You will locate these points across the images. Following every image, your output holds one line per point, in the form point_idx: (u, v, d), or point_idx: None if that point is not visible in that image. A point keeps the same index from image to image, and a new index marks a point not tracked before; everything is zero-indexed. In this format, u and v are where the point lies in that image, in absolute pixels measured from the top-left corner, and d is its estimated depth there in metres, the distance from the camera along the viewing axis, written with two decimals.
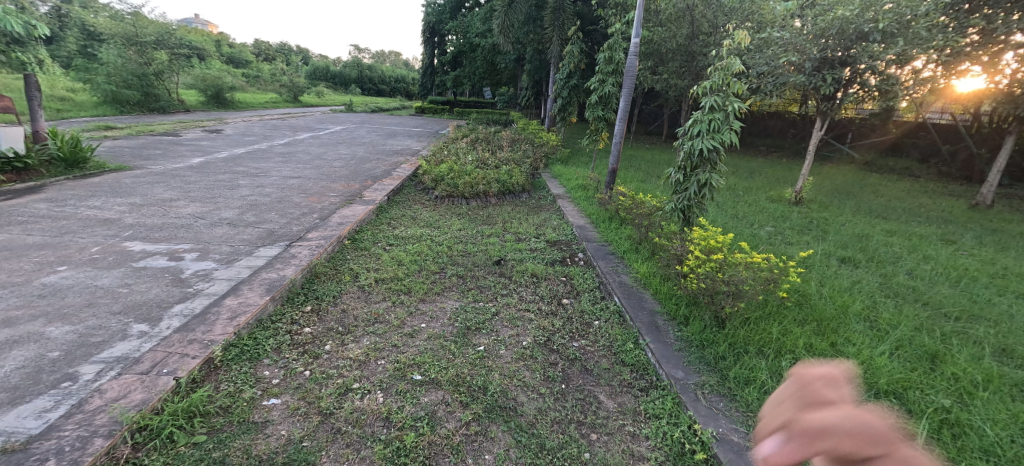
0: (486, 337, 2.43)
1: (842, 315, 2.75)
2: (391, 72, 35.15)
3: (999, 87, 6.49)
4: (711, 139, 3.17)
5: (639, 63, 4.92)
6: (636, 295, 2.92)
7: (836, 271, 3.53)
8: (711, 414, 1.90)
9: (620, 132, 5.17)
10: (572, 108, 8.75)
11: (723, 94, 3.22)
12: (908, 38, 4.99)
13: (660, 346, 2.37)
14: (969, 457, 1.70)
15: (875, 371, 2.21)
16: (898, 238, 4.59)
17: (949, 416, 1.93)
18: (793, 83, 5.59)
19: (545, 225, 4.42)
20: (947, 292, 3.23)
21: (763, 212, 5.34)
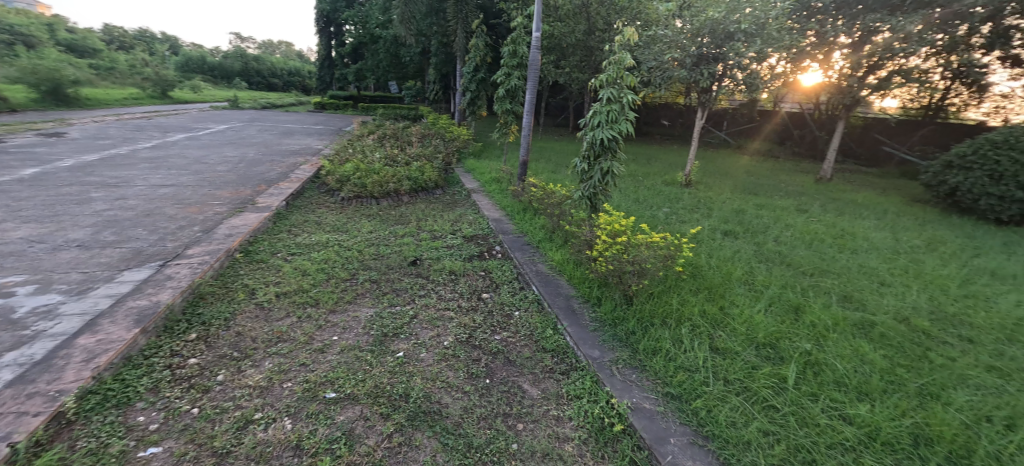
0: (406, 342, 2.34)
1: (727, 281, 3.11)
2: (283, 63, 32.15)
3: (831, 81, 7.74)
4: (610, 129, 3.36)
5: (541, 57, 5.03)
6: (553, 282, 3.02)
7: (720, 244, 3.97)
8: (625, 386, 2.03)
9: (528, 124, 5.26)
10: (480, 101, 8.73)
11: (617, 86, 3.42)
12: (765, 37, 5.71)
13: (577, 328, 2.47)
14: (827, 391, 2.03)
15: (755, 327, 2.53)
16: (767, 210, 5.29)
17: (811, 358, 2.27)
18: (677, 76, 6.15)
19: (460, 220, 4.37)
20: (805, 254, 3.80)
21: (660, 195, 5.82)
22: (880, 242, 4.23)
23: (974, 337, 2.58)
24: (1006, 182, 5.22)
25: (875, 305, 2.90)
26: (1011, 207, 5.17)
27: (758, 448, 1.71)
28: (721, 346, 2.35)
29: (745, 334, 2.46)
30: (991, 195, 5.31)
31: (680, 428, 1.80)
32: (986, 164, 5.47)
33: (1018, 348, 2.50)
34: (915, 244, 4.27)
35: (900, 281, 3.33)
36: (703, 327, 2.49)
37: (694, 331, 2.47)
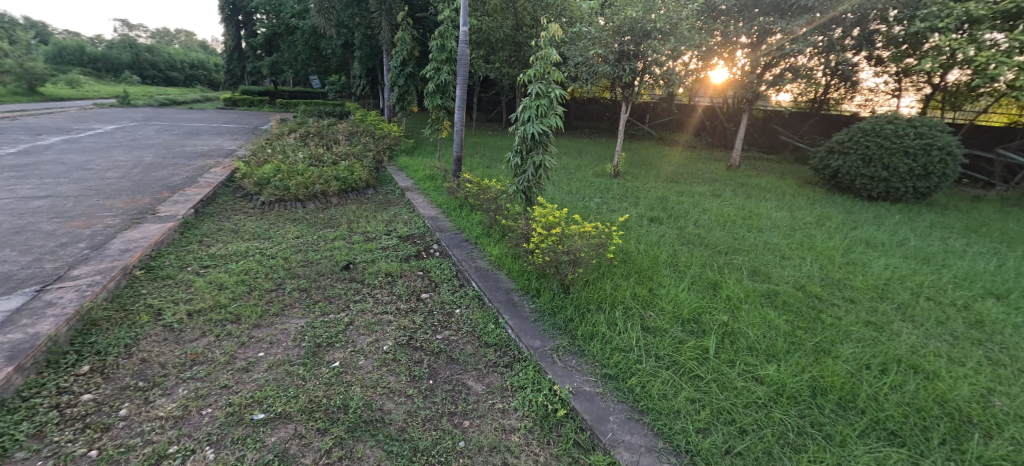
0: (342, 350, 2.24)
1: (655, 264, 3.32)
2: (184, 55, 29.04)
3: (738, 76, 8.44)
4: (540, 124, 3.42)
5: (469, 51, 5.00)
6: (492, 276, 3.05)
7: (646, 229, 4.22)
8: (566, 372, 2.10)
9: (460, 120, 5.21)
10: (410, 97, 8.50)
11: (545, 81, 3.50)
12: (678, 36, 6.13)
13: (517, 321, 2.51)
14: (742, 356, 2.26)
15: (680, 304, 2.73)
16: (687, 196, 5.70)
17: (728, 328, 2.50)
18: (602, 72, 6.40)
19: (395, 220, 4.25)
20: (720, 235, 4.15)
21: (591, 186, 6.05)
22: (781, 221, 4.73)
23: (855, 298, 2.99)
24: (875, 165, 6.06)
25: (778, 276, 3.25)
26: (879, 185, 6.05)
27: (687, 415, 1.86)
28: (651, 325, 2.51)
29: (671, 311, 2.64)
30: (863, 176, 6.15)
31: (618, 406, 1.91)
32: (857, 149, 6.28)
33: (888, 304, 2.93)
34: (808, 220, 4.83)
35: (798, 254, 3.75)
36: (634, 309, 2.64)
37: (627, 313, 2.61)
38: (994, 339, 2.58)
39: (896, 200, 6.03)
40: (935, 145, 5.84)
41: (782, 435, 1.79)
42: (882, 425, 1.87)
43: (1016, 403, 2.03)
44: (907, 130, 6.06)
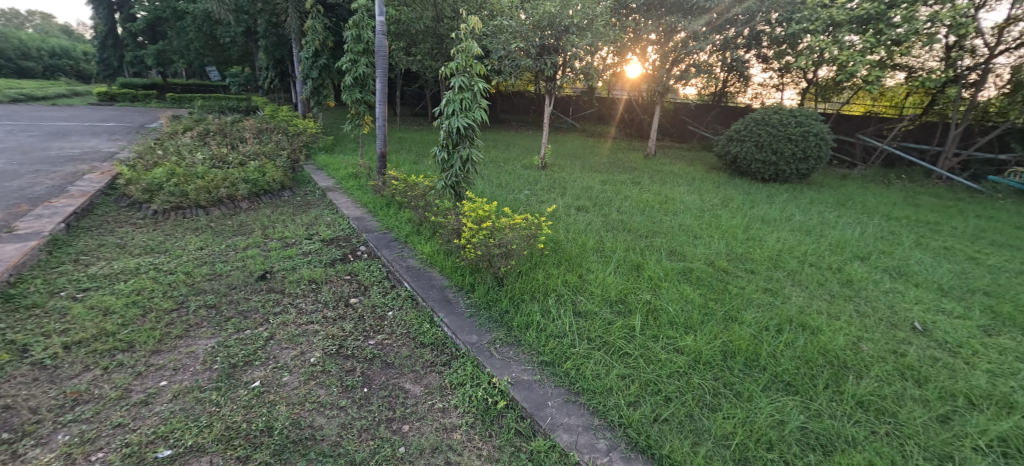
0: (262, 368, 2.07)
1: (583, 251, 3.44)
2: (42, 42, 24.78)
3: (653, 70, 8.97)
4: (465, 117, 3.38)
5: (387, 43, 4.79)
6: (425, 275, 2.98)
7: (574, 218, 4.36)
8: (504, 364, 2.12)
9: (382, 114, 5.00)
10: (325, 91, 8.01)
11: (468, 74, 3.45)
12: (595, 31, 6.36)
13: (453, 318, 2.48)
14: (664, 330, 2.43)
15: (608, 287, 2.86)
16: (610, 185, 5.97)
17: (651, 306, 2.68)
18: (524, 66, 6.46)
19: (316, 223, 3.99)
20: (641, 219, 4.41)
21: (520, 178, 6.13)
22: (692, 204, 5.14)
23: (755, 269, 3.35)
24: (766, 150, 6.76)
25: (692, 255, 3.53)
26: (770, 168, 6.78)
27: (618, 391, 1.96)
28: (582, 309, 2.61)
29: (600, 295, 2.77)
30: (757, 160, 6.85)
31: (555, 391, 1.96)
32: (752, 137, 6.96)
33: (781, 272, 3.32)
34: (715, 202, 5.29)
35: (708, 233, 4.10)
36: (566, 295, 2.73)
37: (559, 299, 2.69)
38: (861, 294, 3.03)
39: (784, 181, 6.81)
40: (812, 131, 6.67)
41: (701, 398, 1.97)
42: (780, 378, 2.12)
43: (878, 347, 2.41)
44: (791, 119, 6.85)
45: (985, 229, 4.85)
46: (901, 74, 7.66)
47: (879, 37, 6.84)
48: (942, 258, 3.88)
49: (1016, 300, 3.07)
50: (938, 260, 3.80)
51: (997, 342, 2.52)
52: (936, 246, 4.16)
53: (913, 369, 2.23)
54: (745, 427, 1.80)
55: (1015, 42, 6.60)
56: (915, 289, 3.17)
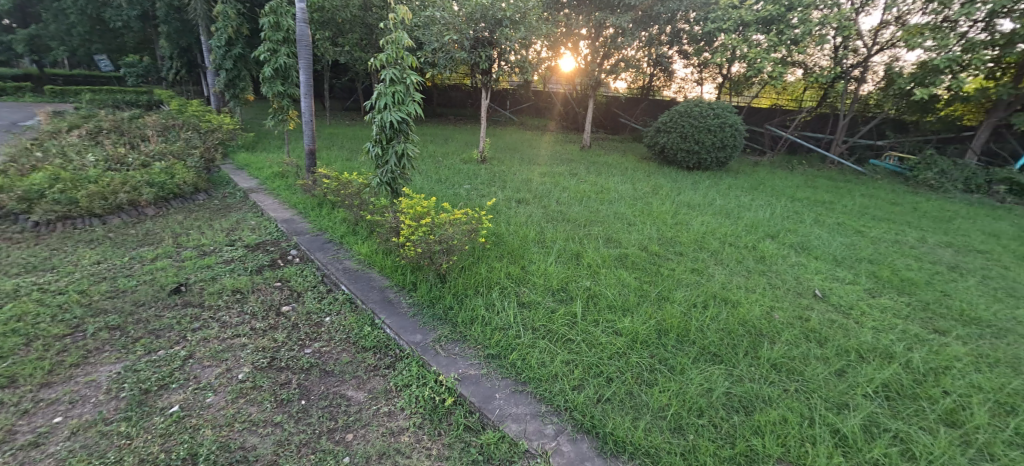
0: (182, 391, 1.89)
1: (525, 243, 3.48)
2: None
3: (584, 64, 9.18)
4: (398, 112, 3.24)
5: (310, 32, 4.50)
6: (363, 276, 2.86)
7: (514, 211, 4.39)
8: (450, 360, 2.10)
9: (307, 108, 4.70)
10: (242, 83, 7.38)
11: (399, 66, 3.31)
12: (527, 25, 6.40)
13: (395, 318, 2.41)
14: (604, 315, 2.52)
15: (550, 277, 2.92)
16: (548, 177, 6.07)
17: (591, 292, 2.77)
18: (459, 58, 6.36)
19: (238, 227, 3.68)
20: (579, 210, 4.53)
21: (459, 173, 6.05)
22: (626, 193, 5.38)
23: (683, 251, 3.57)
24: (690, 140, 7.21)
25: (627, 241, 3.70)
26: (692, 156, 7.25)
27: (563, 377, 2.02)
28: (526, 300, 2.64)
29: (543, 284, 2.81)
30: (682, 150, 7.30)
31: (502, 383, 1.98)
32: (676, 128, 7.39)
33: (706, 253, 3.57)
34: (646, 191, 5.57)
35: (641, 220, 4.30)
36: (509, 287, 2.74)
37: (502, 292, 2.70)
38: (772, 269, 3.35)
39: (703, 168, 7.34)
40: (728, 123, 7.21)
41: (640, 375, 2.07)
42: (708, 350, 2.29)
43: (788, 314, 2.67)
44: (710, 111, 7.35)
45: (869, 206, 5.53)
46: (800, 70, 8.40)
47: (780, 37, 7.62)
48: (837, 233, 4.38)
49: (893, 266, 3.55)
50: (833, 234, 4.28)
51: (880, 303, 2.90)
52: (832, 222, 4.69)
53: (816, 332, 2.51)
54: (679, 398, 1.93)
55: (887, 43, 7.51)
56: (816, 261, 3.56)
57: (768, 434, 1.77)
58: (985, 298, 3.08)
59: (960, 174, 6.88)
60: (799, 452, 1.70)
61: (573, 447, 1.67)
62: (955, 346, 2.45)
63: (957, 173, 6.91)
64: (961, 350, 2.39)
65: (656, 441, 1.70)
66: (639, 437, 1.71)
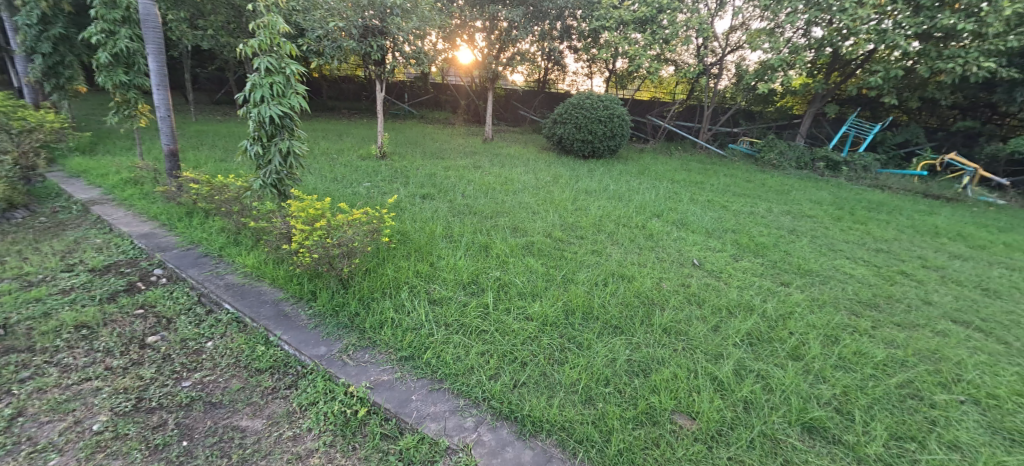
0: (10, 459, 1.52)
1: (431, 239, 3.39)
2: None
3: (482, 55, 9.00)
4: (279, 106, 2.90)
5: (158, 12, 3.83)
6: (252, 290, 2.56)
7: (418, 207, 4.26)
8: (360, 369, 1.97)
9: (163, 102, 4.02)
10: (69, 71, 6.07)
11: (275, 54, 2.94)
12: (420, 15, 6.18)
13: (294, 333, 2.19)
14: (515, 302, 2.57)
15: (459, 270, 2.88)
16: (452, 171, 5.99)
17: (501, 282, 2.80)
18: (347, 48, 5.92)
19: (78, 248, 3.04)
20: (484, 202, 4.54)
21: (356, 170, 5.70)
22: (529, 183, 5.52)
23: (584, 235, 3.78)
24: (583, 130, 7.63)
25: (532, 229, 3.80)
26: (587, 146, 7.69)
27: (479, 368, 2.02)
28: (437, 297, 2.58)
29: (453, 279, 2.77)
30: (577, 139, 7.69)
31: (418, 384, 1.92)
32: (571, 119, 7.76)
33: (603, 235, 3.82)
34: (547, 180, 5.78)
35: (544, 208, 4.46)
36: (419, 286, 2.66)
37: (412, 291, 2.61)
38: (658, 244, 3.71)
39: (597, 156, 7.83)
40: (615, 114, 7.75)
41: (551, 356, 2.15)
42: (610, 324, 2.46)
43: (673, 283, 2.98)
44: (600, 103, 7.83)
45: (732, 184, 6.38)
46: (672, 67, 9.34)
47: (654, 36, 8.42)
48: (708, 208, 4.98)
49: (750, 233, 4.14)
50: (704, 210, 4.86)
51: (742, 265, 3.37)
52: (704, 200, 5.32)
53: (696, 295, 2.83)
54: (587, 371, 2.04)
55: (735, 45, 8.73)
56: (692, 234, 4.01)
57: (663, 390, 1.95)
58: (816, 254, 3.75)
59: (795, 154, 8.24)
60: (688, 401, 1.90)
61: (494, 435, 1.69)
62: (796, 294, 2.94)
63: (792, 153, 8.27)
64: (800, 297, 2.88)
65: (569, 415, 1.78)
66: (554, 414, 1.78)
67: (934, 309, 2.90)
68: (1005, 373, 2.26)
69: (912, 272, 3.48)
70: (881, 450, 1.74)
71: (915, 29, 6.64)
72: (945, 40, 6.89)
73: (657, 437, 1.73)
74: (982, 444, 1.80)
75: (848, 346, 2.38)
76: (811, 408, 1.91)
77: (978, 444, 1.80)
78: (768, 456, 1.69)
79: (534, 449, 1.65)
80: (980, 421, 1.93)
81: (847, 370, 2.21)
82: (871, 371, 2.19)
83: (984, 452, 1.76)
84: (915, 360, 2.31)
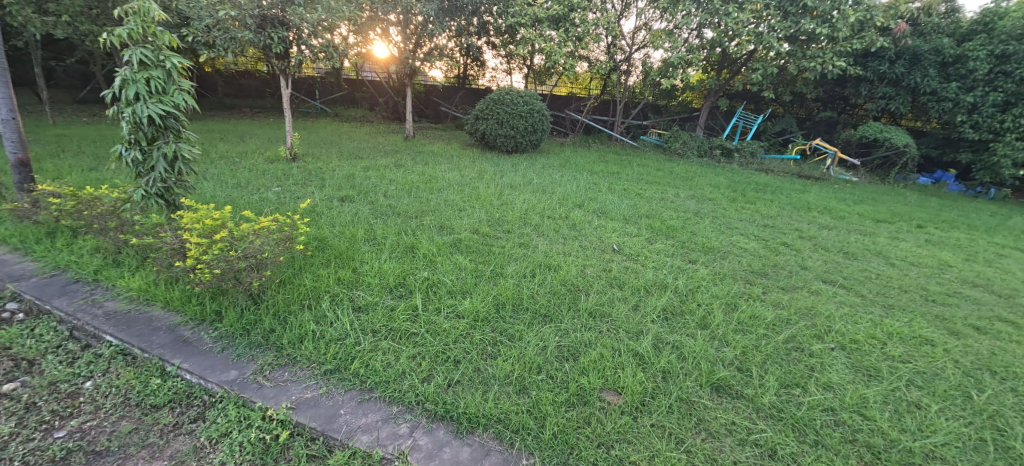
0: None
1: (353, 243, 3.23)
2: None
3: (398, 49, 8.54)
4: (159, 104, 2.56)
5: None
6: (142, 317, 2.26)
7: (336, 210, 4.03)
8: (279, 390, 1.83)
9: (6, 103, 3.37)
10: None
11: (149, 45, 2.58)
12: (326, 6, 5.80)
13: (196, 360, 1.97)
14: (446, 301, 2.54)
15: (385, 274, 2.78)
16: (372, 171, 5.75)
17: (430, 282, 2.75)
18: (242, 39, 5.38)
19: None
20: (408, 201, 4.42)
21: (263, 174, 5.24)
22: (454, 180, 5.46)
23: (510, 229, 3.83)
24: (505, 126, 7.70)
25: (459, 226, 3.78)
26: (510, 141, 7.77)
27: (412, 372, 1.97)
28: (361, 304, 2.47)
29: (379, 284, 2.67)
30: (500, 135, 7.75)
31: (346, 397, 1.83)
32: (493, 115, 7.79)
33: (529, 227, 3.91)
34: (472, 176, 5.76)
35: (469, 205, 4.44)
36: (341, 294, 2.53)
37: (333, 301, 2.47)
38: (581, 233, 3.87)
39: (520, 150, 7.95)
40: (535, 109, 7.91)
41: (484, 351, 2.17)
42: (539, 312, 2.53)
43: (596, 269, 3.13)
44: (520, 99, 7.94)
45: (645, 173, 6.83)
46: (586, 63, 9.72)
47: (567, 33, 8.73)
48: (625, 196, 5.29)
49: (662, 217, 4.48)
50: (621, 198, 5.16)
51: (656, 247, 3.64)
52: (620, 189, 5.63)
53: (617, 278, 3.01)
54: (520, 362, 2.09)
55: (640, 43, 9.36)
56: (611, 221, 4.24)
57: (592, 371, 2.06)
58: (718, 232, 4.15)
59: (697, 143, 9.02)
60: (614, 378, 2.02)
61: (430, 438, 1.67)
62: (702, 270, 3.24)
63: (694, 142, 9.05)
64: (705, 272, 3.18)
65: (505, 407, 1.81)
66: (490, 408, 1.79)
67: (809, 272, 3.36)
68: (863, 320, 2.69)
69: (792, 243, 4.00)
70: (774, 398, 1.98)
71: (785, 32, 7.57)
72: (807, 42, 7.84)
73: (588, 416, 1.81)
74: (849, 382, 2.12)
75: (745, 311, 2.67)
76: (718, 370, 2.12)
77: (846, 382, 2.12)
78: (684, 417, 1.85)
79: (472, 445, 1.66)
80: (846, 363, 2.27)
81: (745, 332, 2.49)
82: (763, 331, 2.48)
83: (850, 387, 2.08)
84: (797, 318, 2.66)
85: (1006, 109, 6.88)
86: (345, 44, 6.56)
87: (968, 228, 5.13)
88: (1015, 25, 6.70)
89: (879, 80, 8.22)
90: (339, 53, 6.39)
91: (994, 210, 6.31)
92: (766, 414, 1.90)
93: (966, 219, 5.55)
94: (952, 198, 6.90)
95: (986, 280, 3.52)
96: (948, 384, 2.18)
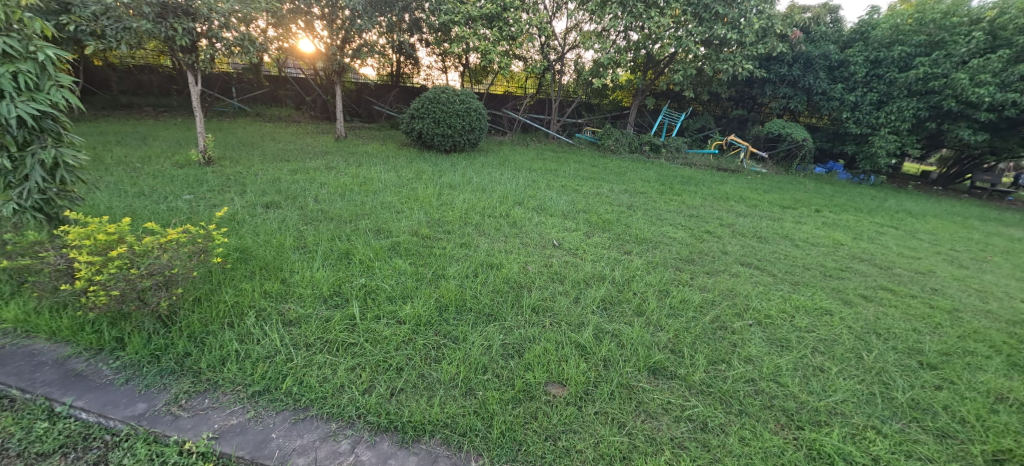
0: None
1: (280, 253, 3.01)
2: None
3: (326, 42, 8.13)
4: (33, 103, 2.19)
5: None
6: (19, 352, 1.95)
7: (260, 218, 3.74)
8: (197, 419, 1.66)
9: None
10: None
11: (15, 34, 2.22)
12: None
13: (94, 396, 1.73)
14: (387, 307, 2.45)
15: (318, 283, 2.62)
16: (300, 174, 5.41)
17: (368, 289, 2.63)
18: (139, 29, 4.80)
19: None
20: (341, 205, 4.21)
21: (172, 181, 4.74)
22: (388, 181, 5.28)
23: (450, 229, 3.78)
24: (442, 125, 7.58)
25: (397, 229, 3.66)
26: (448, 139, 7.67)
27: (351, 385, 1.87)
28: (292, 317, 2.30)
29: (311, 294, 2.51)
30: (437, 134, 7.61)
31: (278, 418, 1.70)
32: (428, 114, 7.62)
33: (470, 227, 3.88)
34: (408, 177, 5.60)
35: (407, 206, 4.32)
36: (268, 308, 2.34)
37: (258, 316, 2.28)
38: (522, 230, 3.91)
39: (458, 148, 7.86)
40: (472, 108, 7.82)
41: (427, 356, 2.11)
42: (483, 312, 2.52)
43: (537, 265, 3.18)
44: (456, 97, 7.83)
45: (580, 169, 7.04)
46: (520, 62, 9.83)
47: (502, 32, 8.80)
48: (562, 193, 5.41)
49: (598, 212, 4.64)
50: (559, 194, 5.28)
51: (594, 241, 3.76)
52: (558, 185, 5.76)
53: (558, 273, 3.07)
54: (464, 363, 2.06)
55: (571, 43, 9.64)
56: (550, 217, 4.33)
57: (537, 366, 2.08)
58: (650, 224, 4.38)
59: (626, 139, 9.46)
60: (559, 370, 2.06)
61: (373, 452, 1.60)
62: (636, 260, 3.40)
63: (625, 139, 9.48)
64: (639, 262, 3.36)
65: (450, 411, 1.77)
66: (436, 413, 1.75)
67: (729, 257, 3.65)
68: (774, 296, 2.97)
69: (714, 230, 4.31)
70: (704, 375, 2.12)
71: (700, 36, 8.14)
72: (720, 46, 8.48)
73: (535, 410, 1.83)
74: (766, 353, 2.33)
75: (676, 296, 2.85)
76: (654, 354, 2.23)
77: (763, 354, 2.32)
78: (625, 402, 1.93)
79: (418, 454, 1.61)
80: (763, 337, 2.49)
81: (676, 316, 2.65)
82: (692, 313, 2.66)
83: (766, 358, 2.28)
84: (720, 299, 2.88)
85: (880, 106, 7.92)
86: (263, 38, 6.07)
87: (855, 210, 5.84)
88: (884, 34, 7.87)
89: (780, 81, 9.11)
90: (257, 47, 5.90)
91: (874, 195, 7.24)
92: (697, 391, 2.03)
93: (853, 202, 6.34)
94: (841, 185, 7.82)
95: (870, 255, 4.04)
96: (844, 347, 2.46)
